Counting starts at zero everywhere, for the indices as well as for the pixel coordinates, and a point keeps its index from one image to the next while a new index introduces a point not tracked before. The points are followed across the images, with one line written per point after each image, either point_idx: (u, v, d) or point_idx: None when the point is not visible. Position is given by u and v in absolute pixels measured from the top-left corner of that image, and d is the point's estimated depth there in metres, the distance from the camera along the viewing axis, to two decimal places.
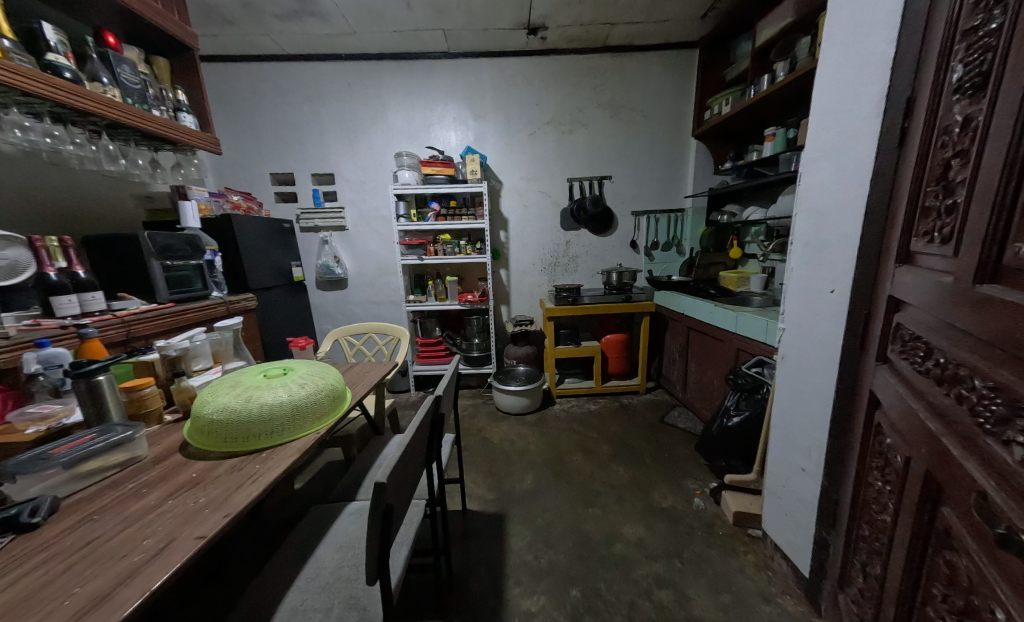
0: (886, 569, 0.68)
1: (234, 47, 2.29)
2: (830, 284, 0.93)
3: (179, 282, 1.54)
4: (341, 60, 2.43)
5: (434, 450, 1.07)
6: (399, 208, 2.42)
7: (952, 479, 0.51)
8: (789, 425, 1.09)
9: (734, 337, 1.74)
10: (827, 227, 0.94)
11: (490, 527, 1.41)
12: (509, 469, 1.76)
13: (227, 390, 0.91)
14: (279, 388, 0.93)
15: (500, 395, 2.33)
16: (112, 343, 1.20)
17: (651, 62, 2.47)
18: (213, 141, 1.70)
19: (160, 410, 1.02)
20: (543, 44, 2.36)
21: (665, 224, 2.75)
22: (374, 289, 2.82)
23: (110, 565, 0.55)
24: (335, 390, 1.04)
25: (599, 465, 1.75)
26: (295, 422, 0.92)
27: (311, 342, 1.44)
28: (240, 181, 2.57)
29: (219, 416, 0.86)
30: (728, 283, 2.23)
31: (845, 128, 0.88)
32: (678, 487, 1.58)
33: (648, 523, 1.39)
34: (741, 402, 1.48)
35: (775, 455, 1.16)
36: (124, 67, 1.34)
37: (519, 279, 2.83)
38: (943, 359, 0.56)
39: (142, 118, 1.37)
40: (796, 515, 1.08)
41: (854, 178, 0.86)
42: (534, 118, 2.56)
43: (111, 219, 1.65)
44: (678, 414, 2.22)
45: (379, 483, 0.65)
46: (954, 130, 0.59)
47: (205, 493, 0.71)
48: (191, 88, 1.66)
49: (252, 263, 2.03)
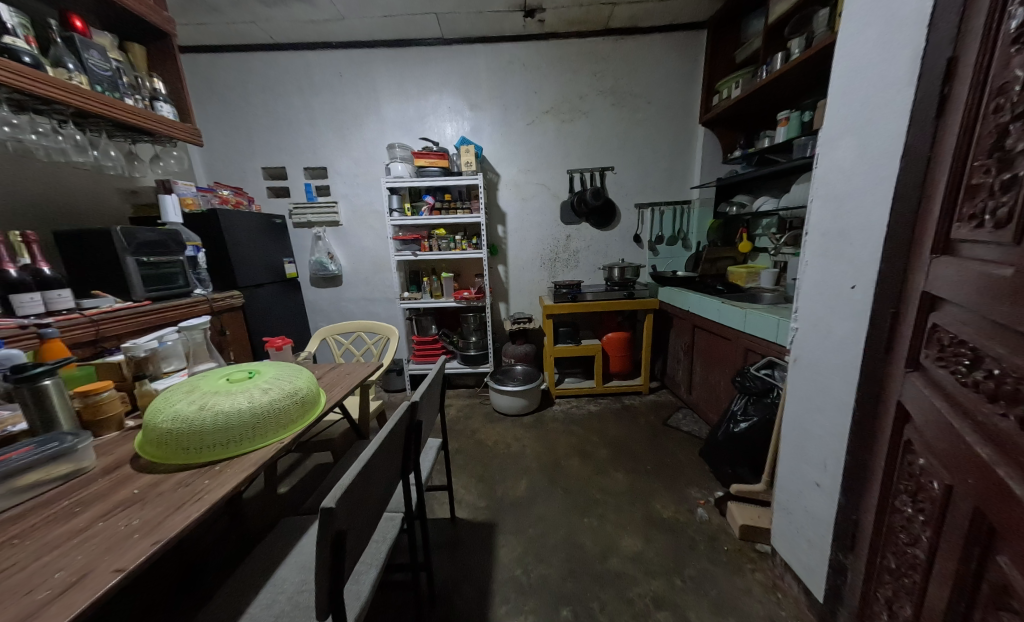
0: (918, 613, 0.58)
1: (223, 37, 2.22)
2: (850, 279, 0.83)
3: (158, 280, 1.49)
4: (332, 49, 2.35)
5: (412, 458, 0.99)
6: (392, 202, 2.34)
7: (1011, 523, 0.41)
8: (802, 434, 0.99)
9: (742, 335, 1.63)
10: (848, 213, 0.83)
11: (479, 538, 1.33)
12: (503, 474, 1.68)
13: (183, 397, 0.84)
14: (239, 394, 0.86)
15: (497, 395, 2.25)
16: (79, 343, 1.15)
17: (655, 45, 2.33)
18: (193, 132, 1.65)
19: (120, 416, 0.97)
20: (541, 27, 2.25)
21: (671, 216, 2.62)
22: (369, 285, 2.75)
23: (9, 605, 0.48)
24: (306, 395, 0.98)
25: (598, 471, 1.67)
26: (254, 432, 0.84)
27: (289, 342, 1.34)
28: (231, 176, 2.51)
29: (171, 426, 0.79)
30: (737, 278, 2.14)
31: (872, 100, 0.77)
32: (680, 496, 1.48)
33: (646, 534, 1.31)
34: (749, 406, 1.37)
35: (785, 466, 1.06)
36: (93, 52, 1.29)
37: (518, 276, 2.73)
38: (999, 370, 0.46)
39: (114, 107, 1.32)
40: (809, 533, 0.98)
41: (880, 158, 0.75)
42: (532, 106, 2.45)
43: (93, 214, 1.62)
44: (682, 416, 2.11)
45: (327, 508, 0.57)
46: (1014, 89, 0.48)
47: (141, 514, 0.64)
48: (169, 76, 1.60)
49: (241, 259, 1.97)
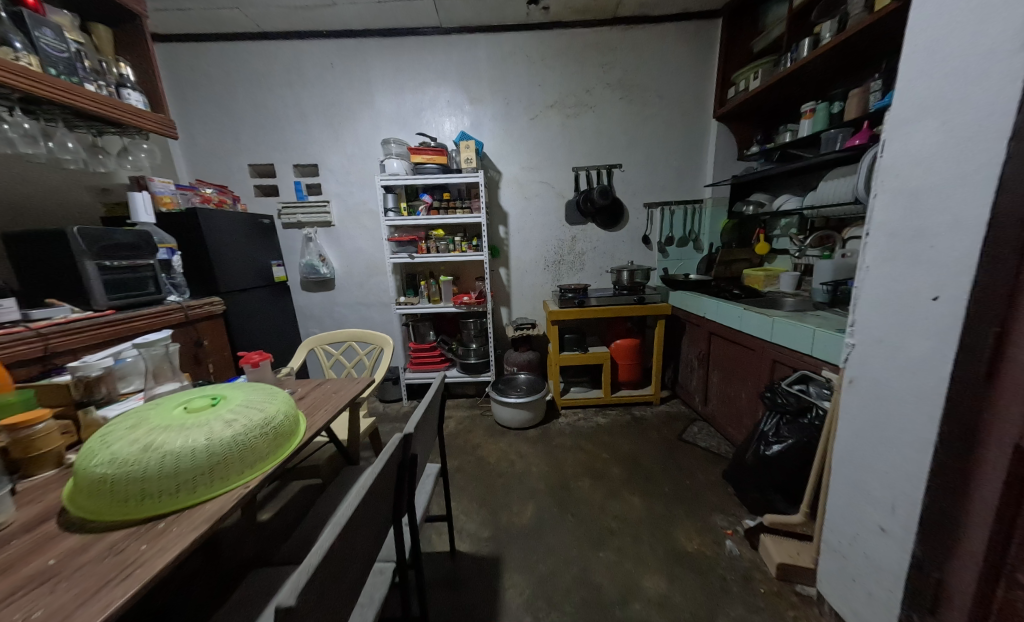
0: None
1: (206, 25, 2.08)
2: (929, 288, 0.69)
3: (124, 286, 1.34)
4: (322, 38, 2.21)
5: (405, 497, 0.84)
6: (387, 200, 2.19)
7: None
8: (859, 468, 0.85)
9: (769, 345, 1.49)
10: (927, 208, 0.69)
11: (482, 577, 1.18)
12: (507, 497, 1.54)
13: (125, 434, 0.69)
14: (196, 428, 0.71)
15: (499, 407, 2.10)
16: (24, 360, 1.01)
17: (666, 36, 2.20)
18: (166, 123, 1.50)
19: (60, 450, 0.82)
20: (545, 16, 2.12)
21: (681, 216, 2.48)
22: (363, 289, 2.60)
23: None
24: (282, 424, 0.83)
25: (611, 493, 1.53)
26: (212, 476, 0.70)
27: (268, 357, 1.19)
28: (215, 173, 2.36)
29: (105, 473, 0.64)
30: (753, 282, 2.04)
31: (962, 71, 0.63)
32: (704, 525, 1.33)
33: (669, 572, 1.16)
34: (782, 428, 1.22)
35: (836, 503, 0.92)
36: (45, 31, 1.14)
37: (521, 279, 2.59)
38: None
39: (72, 93, 1.18)
40: (870, 584, 0.84)
41: (978, 142, 0.61)
42: (535, 100, 2.32)
43: (57, 213, 1.48)
44: (697, 430, 1.98)
45: (285, 607, 0.42)
46: None
47: (48, 602, 0.49)
48: (139, 62, 1.46)
49: (224, 263, 1.82)
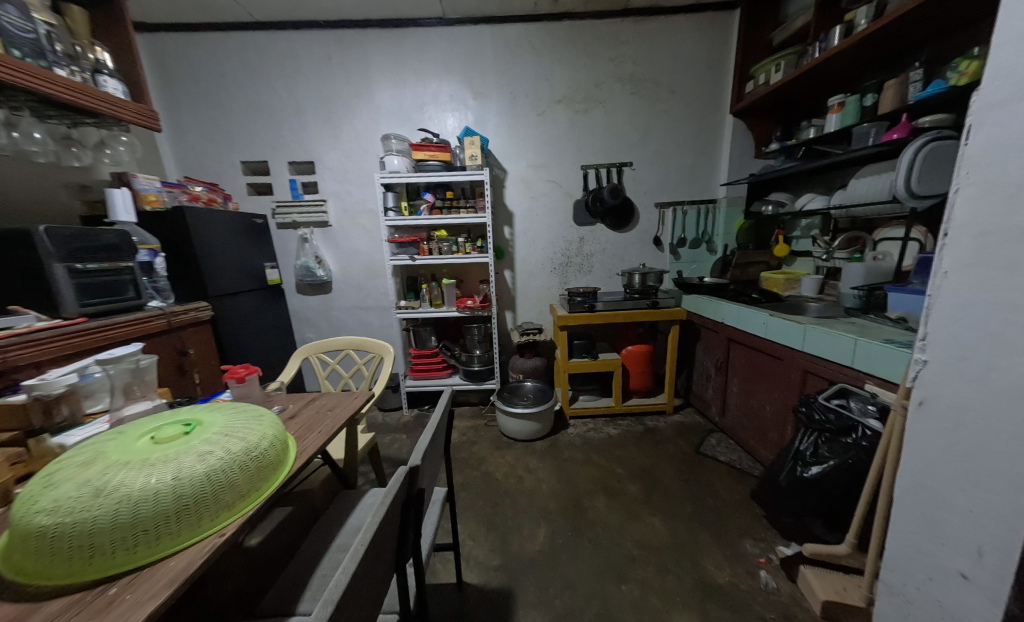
0: None
1: (195, 14, 1.97)
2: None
3: (100, 291, 1.22)
4: (319, 29, 2.09)
5: (411, 538, 0.73)
6: (387, 199, 2.07)
7: None
8: (932, 503, 0.74)
9: (799, 355, 1.38)
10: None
11: (493, 614, 1.07)
12: (517, 519, 1.42)
13: (73, 475, 0.57)
14: (159, 465, 0.59)
15: (505, 418, 1.99)
16: None
17: (680, 28, 2.10)
18: (147, 114, 1.38)
19: (6, 486, 0.70)
20: (553, 6, 2.01)
21: (694, 217, 2.36)
22: (361, 292, 2.48)
23: None
24: (266, 453, 0.71)
25: (629, 514, 1.41)
26: (180, 522, 0.58)
27: (255, 371, 1.08)
28: (205, 170, 2.24)
29: (42, 527, 0.52)
30: (772, 284, 1.99)
31: None
32: (734, 552, 1.22)
33: (700, 608, 1.05)
34: (821, 448, 1.12)
35: (900, 539, 0.81)
36: (9, 8, 1.02)
37: (527, 282, 2.48)
38: None
39: (40, 79, 1.06)
40: None
41: None
42: (543, 95, 2.21)
43: (28, 211, 1.37)
44: (715, 443, 1.87)
45: None
46: None
47: None
48: (119, 48, 1.34)
49: (214, 265, 1.71)
